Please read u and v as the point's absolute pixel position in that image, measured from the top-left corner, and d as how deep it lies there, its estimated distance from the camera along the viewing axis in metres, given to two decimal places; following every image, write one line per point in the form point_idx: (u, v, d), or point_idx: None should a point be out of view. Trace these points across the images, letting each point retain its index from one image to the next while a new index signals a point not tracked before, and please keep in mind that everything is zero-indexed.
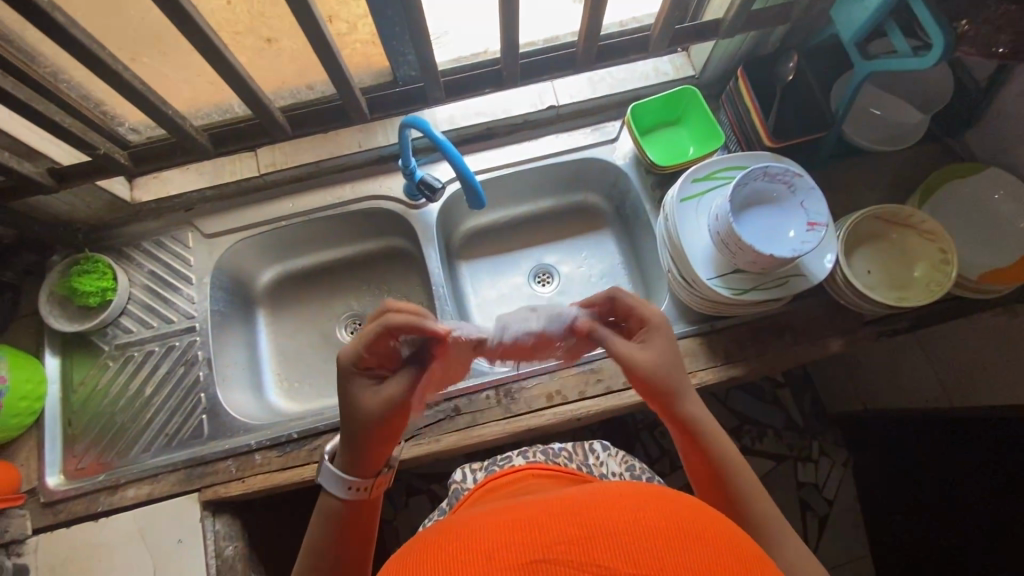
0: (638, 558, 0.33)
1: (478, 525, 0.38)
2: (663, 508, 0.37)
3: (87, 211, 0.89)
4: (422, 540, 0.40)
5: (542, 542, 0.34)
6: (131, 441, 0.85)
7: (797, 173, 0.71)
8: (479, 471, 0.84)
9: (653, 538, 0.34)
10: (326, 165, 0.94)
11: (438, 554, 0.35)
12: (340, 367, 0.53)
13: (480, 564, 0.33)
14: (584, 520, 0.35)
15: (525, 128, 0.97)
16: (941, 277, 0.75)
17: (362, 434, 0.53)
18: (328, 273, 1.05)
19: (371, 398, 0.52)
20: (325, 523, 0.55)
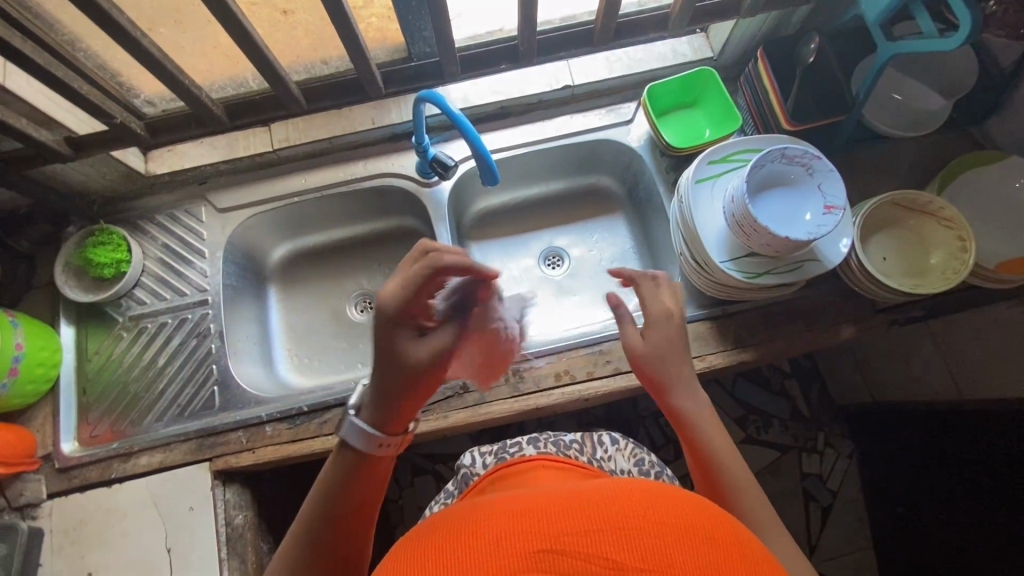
0: (646, 553, 0.32)
1: (486, 510, 0.38)
2: (674, 504, 0.36)
3: (102, 182, 0.89)
4: (430, 523, 0.40)
5: (549, 531, 0.34)
6: (144, 410, 0.86)
7: (817, 156, 0.69)
8: (489, 456, 0.84)
9: (662, 532, 0.33)
10: (340, 141, 0.94)
11: (444, 537, 0.36)
12: (382, 315, 0.49)
13: (484, 552, 0.33)
14: (592, 512, 0.35)
15: (539, 108, 0.97)
16: (958, 263, 0.73)
17: (406, 384, 0.50)
18: (338, 252, 1.06)
19: (417, 350, 0.49)
20: (346, 473, 0.53)
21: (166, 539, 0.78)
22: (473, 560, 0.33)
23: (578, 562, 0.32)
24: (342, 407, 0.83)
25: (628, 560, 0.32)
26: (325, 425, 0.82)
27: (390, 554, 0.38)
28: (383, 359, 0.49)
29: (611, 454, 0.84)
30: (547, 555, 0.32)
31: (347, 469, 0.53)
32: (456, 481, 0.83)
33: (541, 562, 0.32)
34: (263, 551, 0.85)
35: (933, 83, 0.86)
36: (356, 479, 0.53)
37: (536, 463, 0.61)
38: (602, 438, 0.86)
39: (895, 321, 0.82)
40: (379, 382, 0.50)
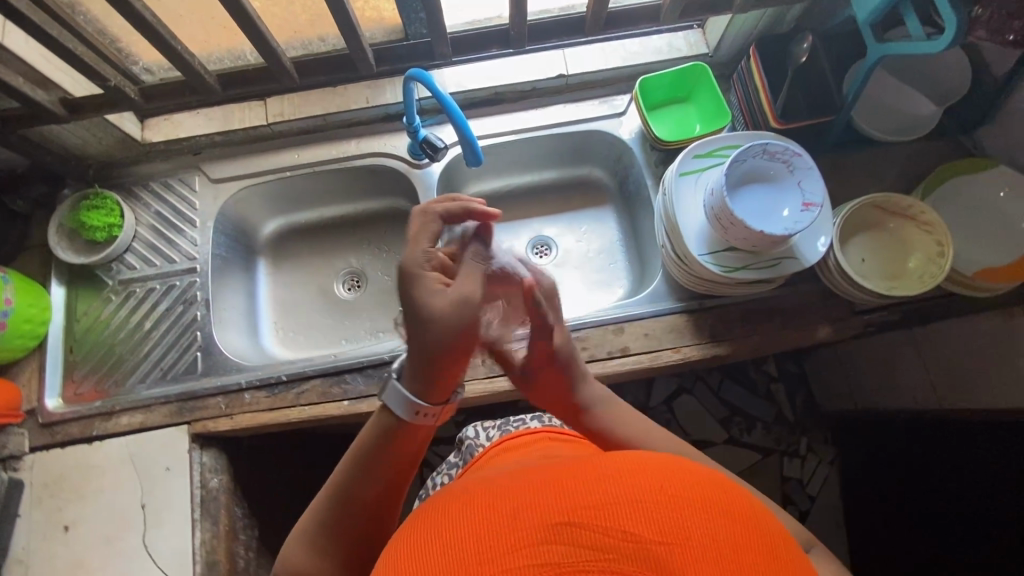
0: (663, 526, 0.34)
1: (507, 481, 0.41)
2: (688, 476, 0.38)
3: (99, 147, 0.91)
4: (453, 489, 0.43)
5: (568, 504, 0.36)
6: (129, 371, 0.88)
7: (797, 153, 0.70)
8: (493, 429, 0.86)
9: (678, 505, 0.36)
10: (334, 119, 0.95)
11: (468, 508, 0.38)
12: (403, 273, 0.50)
13: (510, 524, 0.36)
14: (609, 485, 0.37)
15: (532, 96, 0.97)
16: (935, 268, 0.74)
17: (438, 339, 0.49)
18: (330, 229, 1.07)
19: (443, 300, 0.49)
20: (385, 438, 0.53)
21: (142, 496, 0.80)
22: (498, 532, 0.36)
23: (597, 534, 0.34)
24: (319, 378, 0.84)
25: (645, 532, 0.34)
26: (302, 395, 0.84)
27: (415, 520, 0.41)
28: (410, 314, 0.49)
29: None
30: (568, 527, 0.35)
31: (382, 442, 0.53)
32: (461, 454, 0.85)
33: (561, 533, 0.35)
34: (237, 515, 0.86)
35: (925, 89, 0.86)
36: (386, 451, 0.53)
37: (536, 436, 0.67)
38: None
39: (873, 323, 0.83)
40: (410, 348, 0.50)
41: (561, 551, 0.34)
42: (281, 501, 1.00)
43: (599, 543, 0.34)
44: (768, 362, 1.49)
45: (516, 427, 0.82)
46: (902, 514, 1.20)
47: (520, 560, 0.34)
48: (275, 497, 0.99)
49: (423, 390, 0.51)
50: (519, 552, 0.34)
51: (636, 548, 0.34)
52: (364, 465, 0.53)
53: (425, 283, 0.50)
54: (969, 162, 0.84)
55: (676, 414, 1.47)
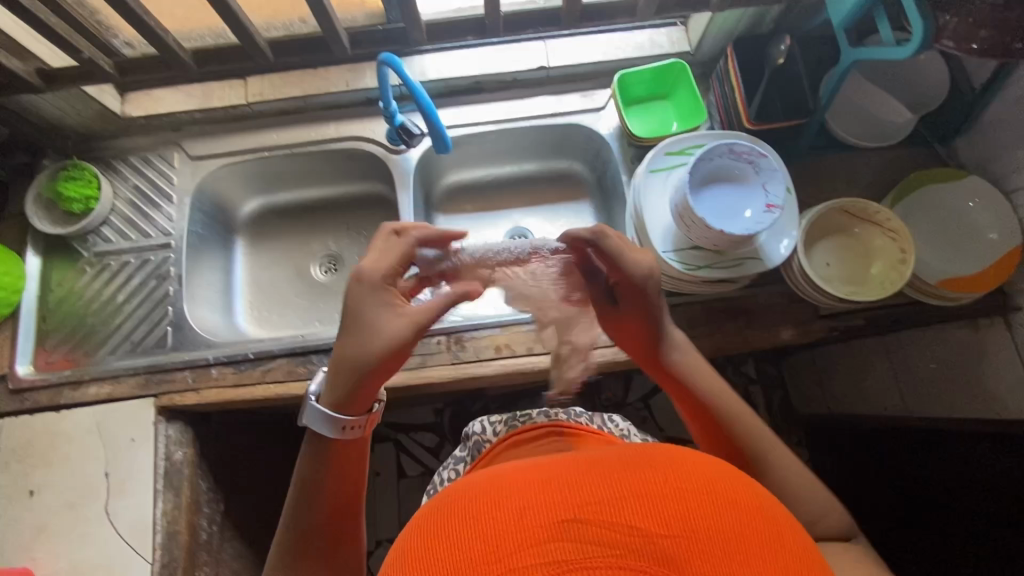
0: (667, 520, 0.36)
1: (509, 481, 0.42)
2: (685, 469, 0.40)
3: (78, 119, 0.92)
4: (454, 491, 0.44)
5: (574, 502, 0.37)
6: (100, 342, 0.89)
7: (762, 154, 0.71)
8: (499, 424, 0.86)
9: (681, 500, 0.37)
10: (313, 101, 0.96)
11: (472, 508, 0.39)
12: (365, 286, 0.60)
13: (517, 525, 0.37)
14: (612, 483, 0.39)
15: (513, 87, 0.98)
16: (895, 275, 0.75)
17: (378, 356, 0.58)
18: (310, 211, 1.08)
19: (393, 320, 0.60)
20: (315, 462, 0.60)
21: (106, 465, 0.82)
22: (505, 531, 0.37)
23: (604, 530, 0.36)
24: (285, 358, 0.85)
25: (650, 526, 0.36)
26: (268, 373, 0.85)
27: (420, 524, 0.41)
28: (355, 326, 0.59)
29: (624, 429, 0.88)
30: (575, 524, 0.36)
31: (321, 467, 0.60)
32: (469, 449, 0.85)
33: (569, 530, 0.36)
34: (201, 489, 0.88)
35: (903, 96, 0.86)
36: (326, 475, 0.60)
37: (540, 432, 0.69)
38: (612, 417, 0.89)
39: (837, 328, 0.83)
40: (347, 360, 0.59)
41: (570, 547, 0.35)
42: (248, 477, 1.02)
43: (606, 538, 0.35)
44: (747, 363, 1.50)
45: (522, 423, 0.82)
46: (866, 518, 1.21)
47: (528, 559, 0.35)
48: (242, 473, 1.00)
49: (346, 401, 0.59)
50: (528, 549, 0.35)
51: (643, 542, 0.35)
52: (308, 491, 0.60)
53: (380, 301, 0.61)
54: (943, 171, 0.84)
55: (652, 411, 1.48)
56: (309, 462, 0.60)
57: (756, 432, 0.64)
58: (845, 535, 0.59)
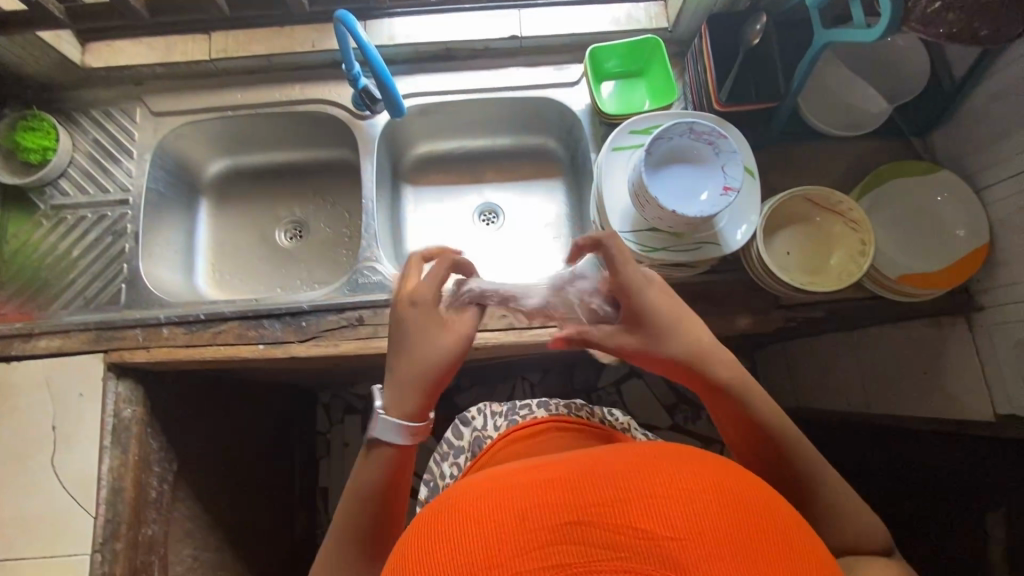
0: (675, 522, 0.35)
1: (514, 479, 0.41)
2: (689, 467, 0.39)
3: (37, 67, 0.90)
4: (460, 488, 0.44)
5: (577, 503, 0.36)
6: (54, 296, 0.88)
7: (723, 134, 0.69)
8: (500, 417, 0.85)
9: (690, 503, 0.36)
10: (278, 60, 0.94)
11: (474, 509, 0.39)
12: (422, 302, 0.60)
13: (517, 525, 0.36)
14: (620, 484, 0.38)
15: (484, 56, 0.96)
16: (854, 267, 0.74)
17: (440, 364, 0.58)
18: (277, 175, 1.06)
19: (448, 332, 0.60)
20: (376, 463, 0.59)
21: (53, 418, 0.81)
22: (506, 533, 0.36)
23: (609, 531, 0.35)
24: (236, 320, 0.85)
25: (657, 528, 0.35)
26: (219, 335, 0.84)
27: (422, 522, 0.41)
28: (415, 343, 0.59)
29: (624, 423, 0.87)
30: (579, 526, 0.35)
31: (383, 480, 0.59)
32: (468, 442, 0.84)
33: (571, 532, 0.35)
34: (151, 448, 0.88)
35: (881, 85, 0.84)
36: (385, 484, 0.59)
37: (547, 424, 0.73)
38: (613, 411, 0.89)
39: (795, 319, 0.82)
40: (410, 371, 0.58)
41: (571, 550, 0.34)
42: (202, 437, 1.02)
43: (610, 540, 0.35)
44: None
45: (523, 417, 0.81)
46: None
47: (530, 563, 0.34)
48: (197, 433, 1.00)
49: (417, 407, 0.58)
50: (529, 553, 0.35)
51: (650, 545, 0.34)
52: (363, 500, 0.59)
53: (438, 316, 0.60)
54: (911, 164, 0.83)
55: (623, 397, 1.48)
56: (368, 472, 0.59)
57: (797, 442, 0.59)
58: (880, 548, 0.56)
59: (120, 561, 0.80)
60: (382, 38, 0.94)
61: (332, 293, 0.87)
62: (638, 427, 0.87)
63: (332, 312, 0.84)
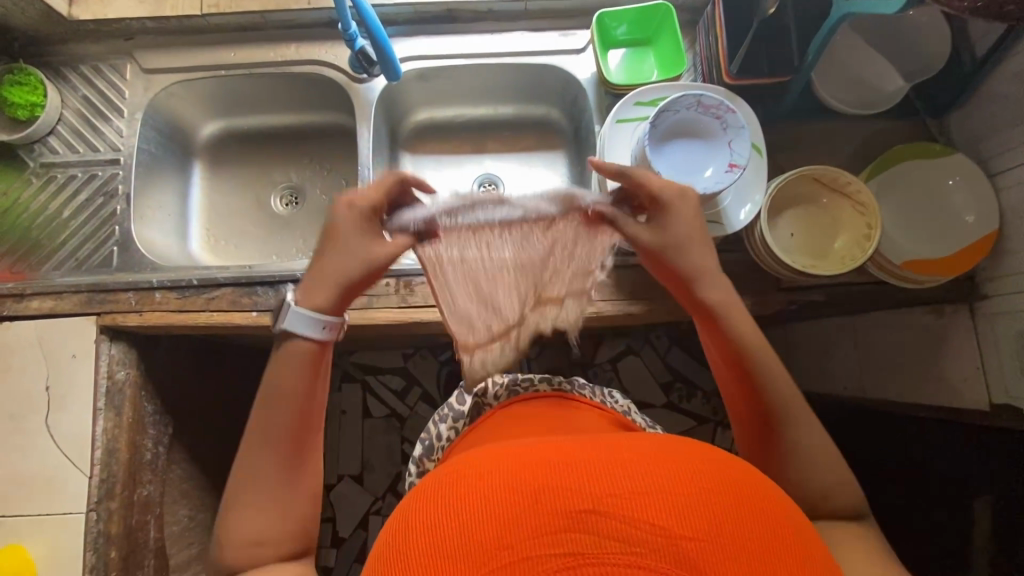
0: (690, 523, 0.37)
1: (526, 459, 0.43)
2: (700, 469, 0.42)
3: (23, 18, 0.86)
4: (474, 463, 0.46)
5: (593, 492, 0.39)
6: (44, 257, 0.87)
7: (731, 109, 0.66)
8: (501, 388, 0.81)
9: (704, 505, 0.39)
10: (273, 18, 0.90)
11: (490, 487, 0.41)
12: (356, 209, 0.62)
13: (533, 511, 0.38)
14: (638, 479, 0.40)
15: (488, 19, 0.93)
16: (857, 252, 0.72)
17: (361, 271, 0.61)
18: (272, 138, 1.04)
19: (378, 245, 0.62)
20: (298, 362, 0.58)
21: (46, 379, 0.81)
22: (521, 517, 0.38)
23: (623, 525, 0.37)
24: (230, 287, 0.84)
25: (673, 528, 0.37)
26: (212, 301, 0.84)
27: (436, 491, 0.44)
28: (338, 247, 0.61)
29: (624, 405, 0.87)
30: (596, 517, 0.37)
31: (305, 378, 0.58)
32: (467, 408, 0.82)
33: (586, 520, 0.37)
34: (145, 411, 0.89)
35: (899, 62, 0.80)
36: (307, 382, 0.59)
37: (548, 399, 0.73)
38: (613, 393, 0.88)
39: (794, 302, 0.81)
40: (333, 270, 0.60)
41: (584, 539, 0.37)
42: (197, 401, 1.02)
43: (623, 534, 0.36)
44: None
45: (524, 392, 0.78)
46: None
47: (541, 547, 0.37)
48: (193, 398, 1.01)
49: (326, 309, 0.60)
50: (542, 537, 0.37)
51: (662, 541, 0.36)
52: (280, 401, 0.58)
53: (365, 231, 0.62)
54: (923, 147, 0.80)
55: (618, 373, 1.48)
56: (287, 372, 0.58)
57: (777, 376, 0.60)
58: (854, 513, 0.58)
59: (114, 520, 0.81)
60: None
61: None
62: (637, 411, 0.86)
63: None
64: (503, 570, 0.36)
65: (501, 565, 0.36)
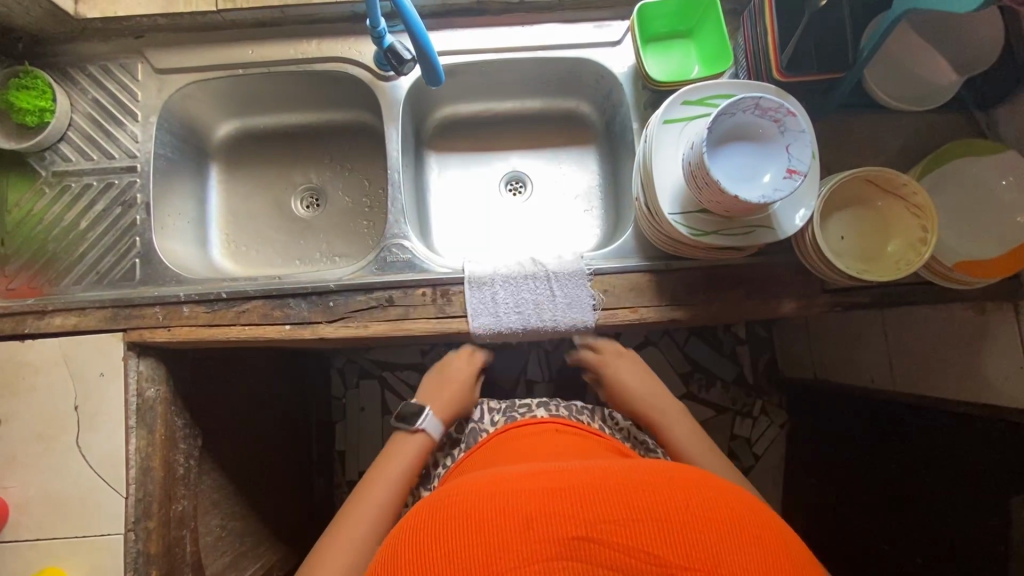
0: (690, 551, 0.36)
1: (519, 482, 0.42)
2: (698, 493, 0.40)
3: (26, 18, 0.81)
4: (464, 484, 0.44)
5: (587, 518, 0.37)
6: (63, 270, 0.83)
7: (791, 113, 0.64)
8: (498, 414, 0.81)
9: (703, 532, 0.37)
10: (292, 12, 0.86)
11: (479, 511, 0.39)
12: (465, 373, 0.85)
13: (523, 537, 0.37)
14: (634, 504, 0.38)
15: (519, 10, 0.88)
16: (912, 256, 0.70)
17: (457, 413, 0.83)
18: (289, 137, 1.00)
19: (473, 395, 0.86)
20: (412, 456, 0.77)
21: (75, 399, 0.78)
22: (510, 542, 0.36)
23: (617, 553, 0.36)
24: (261, 299, 0.81)
25: (670, 556, 0.36)
26: (243, 315, 0.81)
27: (425, 516, 0.42)
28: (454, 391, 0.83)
29: (624, 429, 0.83)
30: (589, 544, 0.36)
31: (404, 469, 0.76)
32: (463, 436, 0.81)
33: (578, 548, 0.36)
34: (176, 426, 0.86)
35: (951, 53, 0.77)
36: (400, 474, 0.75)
37: (548, 425, 0.68)
38: (614, 416, 0.85)
39: (840, 304, 0.79)
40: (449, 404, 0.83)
41: (576, 566, 0.35)
42: (224, 410, 1.00)
43: (616, 564, 0.35)
44: (737, 324, 1.47)
45: (522, 416, 0.77)
46: (833, 482, 1.24)
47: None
48: (221, 407, 0.99)
49: (442, 418, 0.82)
50: (532, 565, 0.35)
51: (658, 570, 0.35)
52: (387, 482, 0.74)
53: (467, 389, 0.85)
54: (977, 144, 0.77)
55: None
56: (400, 460, 0.77)
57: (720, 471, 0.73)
58: None
59: (153, 539, 0.79)
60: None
61: (359, 271, 0.83)
62: (638, 434, 0.83)
63: (361, 292, 0.81)
64: None
65: None
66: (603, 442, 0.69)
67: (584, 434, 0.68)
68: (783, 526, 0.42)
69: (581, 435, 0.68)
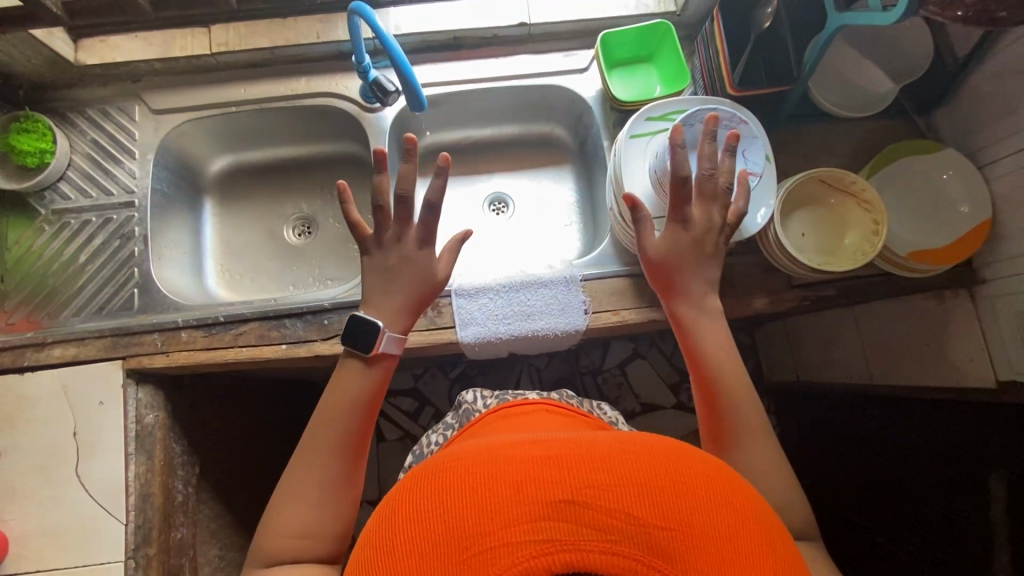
0: (666, 513, 0.39)
1: (509, 450, 0.44)
2: (677, 461, 0.43)
3: (27, 66, 0.86)
4: (457, 453, 0.47)
5: (572, 483, 0.40)
6: (62, 304, 0.86)
7: (743, 121, 0.70)
8: (490, 397, 0.83)
9: (679, 495, 0.40)
10: (282, 53, 0.92)
11: (471, 477, 0.42)
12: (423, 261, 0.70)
13: (514, 500, 0.39)
14: (619, 472, 0.41)
15: (492, 44, 0.96)
16: (868, 246, 0.76)
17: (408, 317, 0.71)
18: (281, 170, 1.05)
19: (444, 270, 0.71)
20: (359, 381, 0.68)
21: (74, 428, 0.79)
22: (500, 505, 0.39)
23: (600, 513, 0.38)
24: (257, 320, 0.84)
25: (648, 517, 0.38)
26: (241, 337, 0.83)
27: (420, 481, 0.44)
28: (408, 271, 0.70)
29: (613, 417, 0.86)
30: (576, 507, 0.38)
31: (358, 401, 0.67)
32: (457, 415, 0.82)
33: (565, 509, 0.38)
34: (174, 452, 0.87)
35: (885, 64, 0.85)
36: (355, 426, 0.66)
37: (536, 405, 0.70)
38: (602, 406, 0.88)
39: (809, 297, 0.84)
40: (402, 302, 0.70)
41: (562, 526, 0.38)
42: (221, 439, 1.01)
43: (599, 523, 0.38)
44: None
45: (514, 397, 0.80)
46: (826, 480, 1.26)
47: (521, 534, 0.37)
48: (218, 435, 1.00)
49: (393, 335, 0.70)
50: (520, 525, 0.38)
51: (637, 529, 0.38)
52: (333, 417, 0.66)
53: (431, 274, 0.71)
54: (919, 143, 0.84)
55: (629, 378, 1.44)
56: (349, 390, 0.67)
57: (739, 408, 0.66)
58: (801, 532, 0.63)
59: (153, 566, 0.79)
60: (389, 28, 0.93)
61: (352, 290, 0.86)
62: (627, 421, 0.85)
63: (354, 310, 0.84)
64: (483, 555, 0.37)
65: (482, 551, 0.37)
66: (593, 421, 0.72)
67: (572, 414, 0.71)
68: (756, 497, 0.45)
69: (570, 416, 0.71)
